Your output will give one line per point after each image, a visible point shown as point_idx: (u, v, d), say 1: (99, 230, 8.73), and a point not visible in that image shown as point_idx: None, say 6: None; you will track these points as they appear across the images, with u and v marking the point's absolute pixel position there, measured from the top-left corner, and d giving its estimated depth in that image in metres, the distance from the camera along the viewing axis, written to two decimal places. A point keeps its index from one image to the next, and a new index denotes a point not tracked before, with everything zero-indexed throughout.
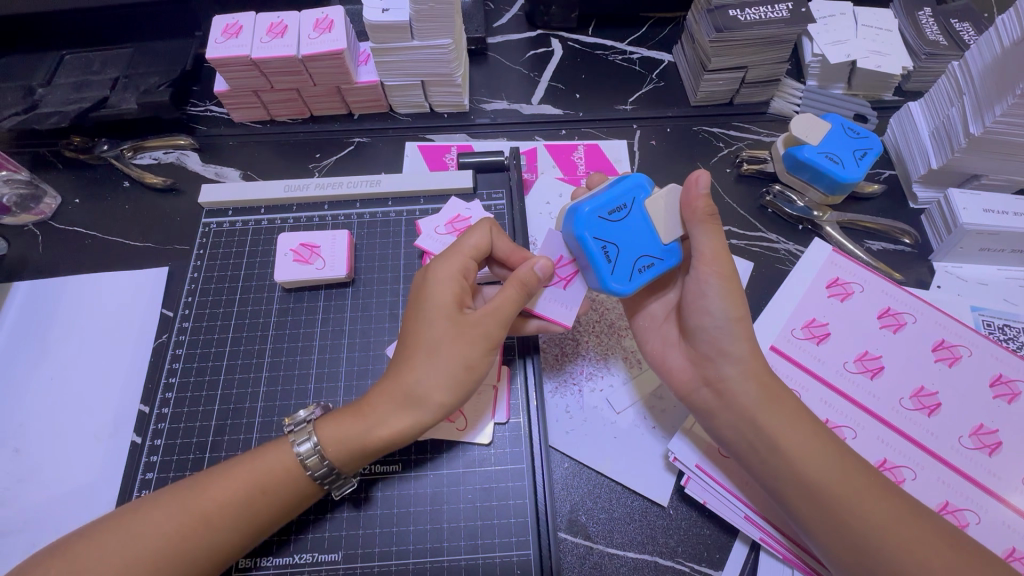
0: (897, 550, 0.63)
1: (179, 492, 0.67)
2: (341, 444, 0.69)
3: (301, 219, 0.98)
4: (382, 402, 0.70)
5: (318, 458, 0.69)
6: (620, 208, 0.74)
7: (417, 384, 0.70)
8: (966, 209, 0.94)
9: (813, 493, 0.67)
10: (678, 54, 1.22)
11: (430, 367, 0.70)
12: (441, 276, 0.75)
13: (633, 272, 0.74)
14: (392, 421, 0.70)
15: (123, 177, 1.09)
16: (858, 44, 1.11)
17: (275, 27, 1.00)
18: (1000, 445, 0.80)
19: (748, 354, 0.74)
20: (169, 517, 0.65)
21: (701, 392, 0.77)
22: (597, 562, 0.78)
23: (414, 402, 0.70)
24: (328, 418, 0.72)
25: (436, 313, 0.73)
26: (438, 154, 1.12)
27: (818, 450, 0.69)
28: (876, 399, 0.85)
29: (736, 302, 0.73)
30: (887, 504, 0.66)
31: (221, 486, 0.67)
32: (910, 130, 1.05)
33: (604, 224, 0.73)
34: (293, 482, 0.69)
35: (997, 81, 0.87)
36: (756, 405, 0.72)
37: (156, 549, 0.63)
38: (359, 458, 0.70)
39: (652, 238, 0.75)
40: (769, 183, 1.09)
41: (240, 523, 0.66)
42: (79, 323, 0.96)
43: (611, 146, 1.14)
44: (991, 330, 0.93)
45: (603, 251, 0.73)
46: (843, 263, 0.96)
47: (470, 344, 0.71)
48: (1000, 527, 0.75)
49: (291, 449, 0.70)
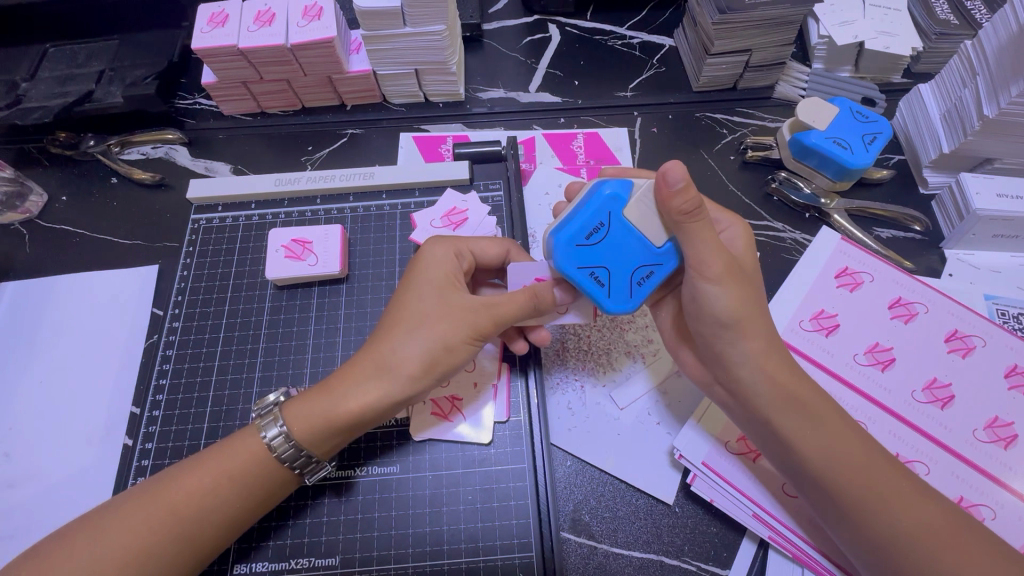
0: (929, 558, 0.60)
1: (146, 491, 0.65)
2: (308, 420, 0.67)
3: (293, 214, 0.95)
4: (358, 371, 0.69)
5: (285, 441, 0.67)
6: (597, 229, 0.68)
7: (394, 358, 0.68)
8: (979, 194, 0.91)
9: (833, 485, 0.64)
10: (680, 38, 1.18)
11: (410, 339, 0.69)
12: (434, 255, 0.75)
13: (631, 287, 0.70)
14: (361, 393, 0.67)
15: (111, 173, 1.06)
16: (866, 24, 1.07)
17: (262, 16, 0.96)
18: (1016, 438, 0.78)
19: (754, 353, 0.69)
20: (141, 511, 0.63)
21: (716, 388, 0.75)
22: (600, 563, 0.76)
23: (386, 372, 0.68)
24: (295, 400, 0.69)
25: (429, 289, 0.72)
26: (433, 145, 1.09)
27: (843, 447, 0.66)
28: (888, 391, 0.82)
29: (739, 302, 0.68)
30: (903, 494, 0.63)
31: (190, 478, 0.65)
32: (920, 113, 1.02)
33: (582, 251, 0.68)
34: (261, 469, 0.67)
35: (1012, 59, 0.83)
36: (773, 398, 0.68)
37: (126, 548, 0.61)
38: (326, 437, 0.68)
39: (641, 247, 0.69)
40: (775, 170, 1.06)
41: (210, 516, 0.64)
42: (67, 324, 0.94)
43: (611, 135, 1.10)
44: (1005, 319, 0.91)
45: (592, 277, 0.69)
46: (852, 252, 0.93)
47: (455, 324, 0.69)
48: (1016, 521, 0.73)
49: (258, 434, 0.68)
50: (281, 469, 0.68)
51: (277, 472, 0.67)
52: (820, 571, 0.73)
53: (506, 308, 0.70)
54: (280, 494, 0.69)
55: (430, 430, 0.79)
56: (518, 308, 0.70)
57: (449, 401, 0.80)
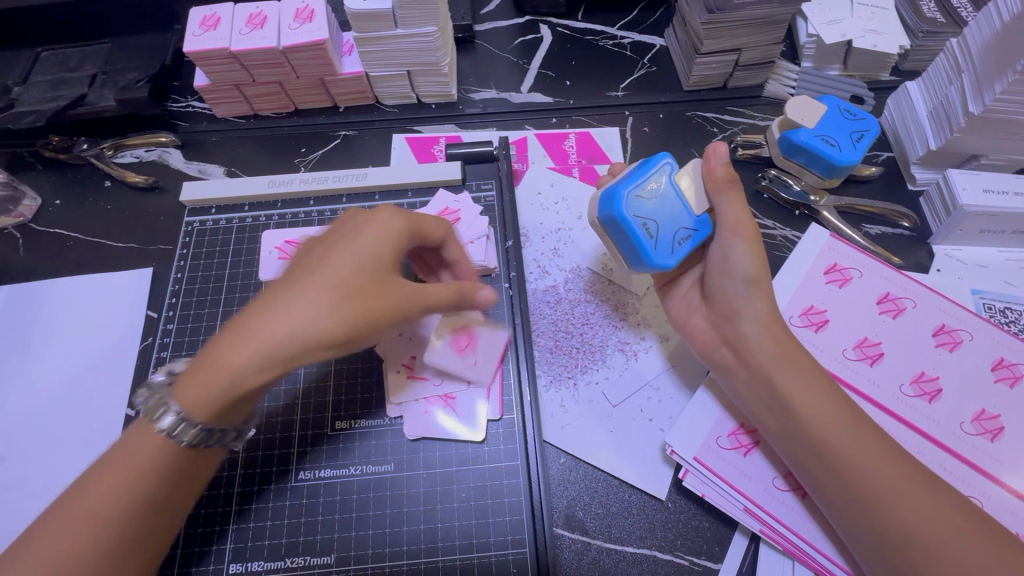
0: (908, 514, 0.62)
1: (60, 504, 0.60)
2: (205, 400, 0.61)
3: (286, 216, 0.96)
4: (248, 340, 0.60)
5: (188, 427, 0.61)
6: (653, 188, 0.76)
7: (285, 318, 0.61)
8: (965, 190, 0.92)
9: (818, 443, 0.68)
10: (670, 38, 1.19)
11: (321, 306, 0.62)
12: (369, 224, 0.70)
13: (673, 244, 0.75)
14: (261, 362, 0.60)
15: (105, 177, 1.06)
16: (854, 23, 1.08)
17: (253, 18, 0.97)
18: (1001, 430, 0.79)
19: (763, 312, 0.75)
20: (63, 531, 0.58)
21: (721, 351, 0.79)
22: (594, 558, 0.77)
23: (292, 342, 0.60)
24: (185, 381, 0.62)
25: (349, 258, 0.66)
26: (426, 146, 1.10)
27: (831, 412, 0.69)
28: (876, 385, 0.83)
29: (759, 262, 0.75)
30: (884, 454, 0.66)
31: (101, 485, 0.60)
32: (907, 110, 1.03)
33: (639, 204, 0.75)
34: (167, 453, 0.62)
35: (997, 56, 0.84)
36: (771, 359, 0.73)
37: (44, 561, 0.57)
38: (226, 410, 0.62)
39: (686, 212, 0.77)
40: (765, 168, 1.07)
41: (125, 514, 0.60)
42: (62, 327, 0.94)
43: (603, 134, 1.11)
44: (993, 314, 0.92)
45: (643, 228, 0.75)
46: (841, 249, 0.94)
47: (353, 284, 0.64)
48: (1001, 512, 0.74)
49: (154, 427, 0.61)
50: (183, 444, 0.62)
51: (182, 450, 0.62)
52: (810, 564, 0.73)
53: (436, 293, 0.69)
54: (201, 474, 0.66)
55: (424, 428, 0.80)
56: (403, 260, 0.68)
57: (443, 399, 0.82)
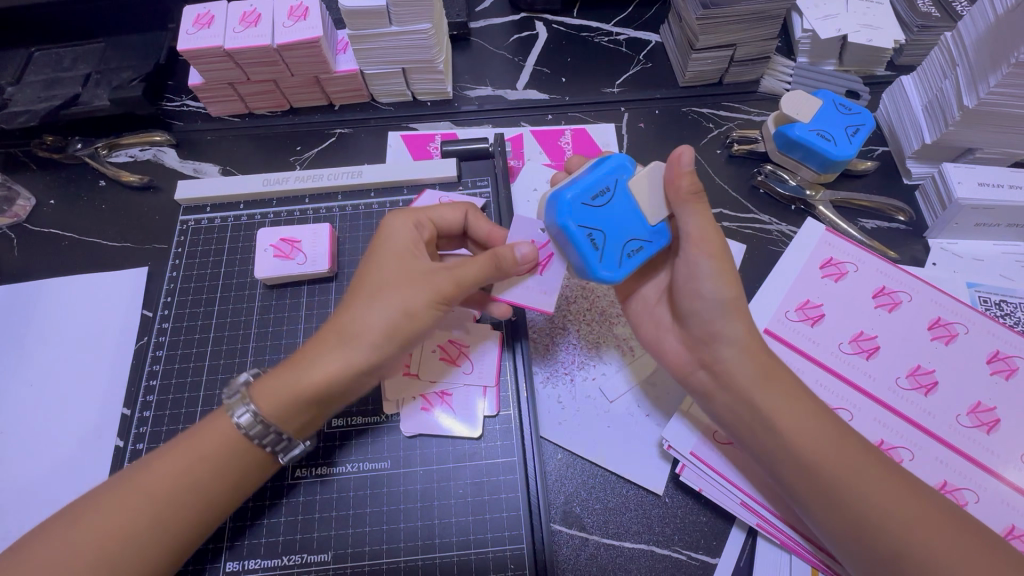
0: (905, 533, 0.61)
1: (123, 477, 0.65)
2: (274, 400, 0.67)
3: (282, 214, 0.95)
4: (317, 346, 0.68)
5: (254, 421, 0.67)
6: (603, 192, 0.70)
7: (353, 322, 0.68)
8: (961, 183, 0.92)
9: (805, 466, 0.66)
10: (665, 34, 1.19)
11: (371, 307, 0.68)
12: (395, 226, 0.75)
13: (621, 256, 0.70)
14: (324, 364, 0.66)
15: (99, 177, 1.06)
16: (849, 18, 1.08)
17: (247, 16, 0.97)
18: (998, 423, 0.79)
19: (742, 335, 0.71)
20: (120, 500, 0.63)
21: (699, 374, 0.76)
22: (592, 554, 0.77)
23: (349, 339, 0.67)
24: (261, 380, 0.69)
25: (389, 260, 0.72)
26: (422, 143, 1.10)
27: (815, 431, 0.67)
28: (872, 378, 0.84)
29: (729, 282, 0.70)
30: (876, 472, 0.65)
31: (165, 463, 0.65)
32: (902, 104, 1.03)
33: (586, 211, 0.69)
34: (235, 449, 0.67)
35: (991, 49, 0.84)
36: (752, 383, 0.70)
37: (101, 530, 0.62)
38: (294, 410, 0.67)
39: (638, 219, 0.71)
40: (760, 163, 1.07)
41: (183, 496, 0.64)
42: (57, 327, 0.94)
43: (598, 130, 1.11)
44: (988, 306, 0.92)
45: (589, 238, 0.69)
46: (836, 243, 0.94)
47: (416, 286, 0.69)
48: (998, 504, 0.74)
49: (228, 417, 0.68)
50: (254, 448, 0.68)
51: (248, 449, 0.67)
52: (808, 557, 0.74)
53: (469, 273, 0.70)
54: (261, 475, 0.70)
55: (420, 425, 0.80)
56: (478, 269, 0.70)
57: (438, 396, 0.81)
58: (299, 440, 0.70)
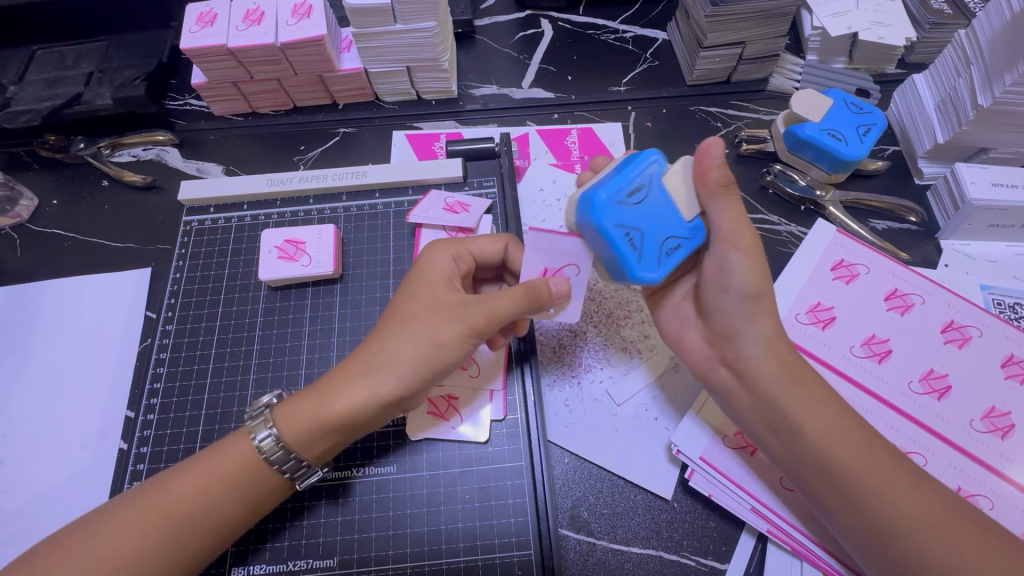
0: (931, 543, 0.60)
1: (140, 493, 0.65)
2: (297, 424, 0.67)
3: (285, 215, 0.94)
4: (347, 372, 0.68)
5: (275, 443, 0.67)
6: (637, 189, 0.65)
7: (384, 350, 0.68)
8: (974, 184, 0.91)
9: (830, 472, 0.65)
10: (673, 31, 1.17)
11: (403, 339, 0.68)
12: (434, 256, 0.75)
13: (661, 255, 0.65)
14: (349, 392, 0.67)
15: (101, 177, 1.05)
16: (860, 15, 1.06)
17: (251, 14, 0.96)
18: (1012, 428, 0.78)
19: (767, 331, 0.70)
20: (134, 515, 0.63)
21: (720, 370, 0.75)
22: (600, 559, 0.76)
23: (377, 367, 0.67)
24: (286, 404, 0.69)
25: (422, 289, 0.71)
26: (427, 143, 1.09)
27: (840, 437, 0.66)
28: (884, 382, 0.82)
29: (761, 276, 0.68)
30: (901, 480, 0.63)
31: (183, 480, 0.65)
32: (914, 103, 1.01)
33: (623, 209, 0.64)
34: (253, 473, 0.66)
35: (1007, 48, 0.83)
36: (777, 384, 0.69)
37: (118, 552, 0.61)
38: (317, 438, 0.67)
39: (675, 216, 0.67)
40: (769, 163, 1.06)
41: (200, 519, 0.64)
42: (60, 329, 0.93)
43: (605, 129, 1.10)
44: (1001, 309, 0.91)
45: (626, 239, 0.64)
46: (847, 244, 0.93)
47: (449, 319, 0.68)
48: (1014, 510, 0.73)
49: (248, 437, 0.68)
50: (271, 473, 0.67)
51: (267, 476, 0.67)
52: (820, 565, 0.73)
53: (501, 307, 0.67)
54: (277, 499, 0.69)
55: (426, 429, 0.79)
56: (512, 303, 0.67)
57: (445, 401, 0.80)
58: (319, 466, 0.70)
